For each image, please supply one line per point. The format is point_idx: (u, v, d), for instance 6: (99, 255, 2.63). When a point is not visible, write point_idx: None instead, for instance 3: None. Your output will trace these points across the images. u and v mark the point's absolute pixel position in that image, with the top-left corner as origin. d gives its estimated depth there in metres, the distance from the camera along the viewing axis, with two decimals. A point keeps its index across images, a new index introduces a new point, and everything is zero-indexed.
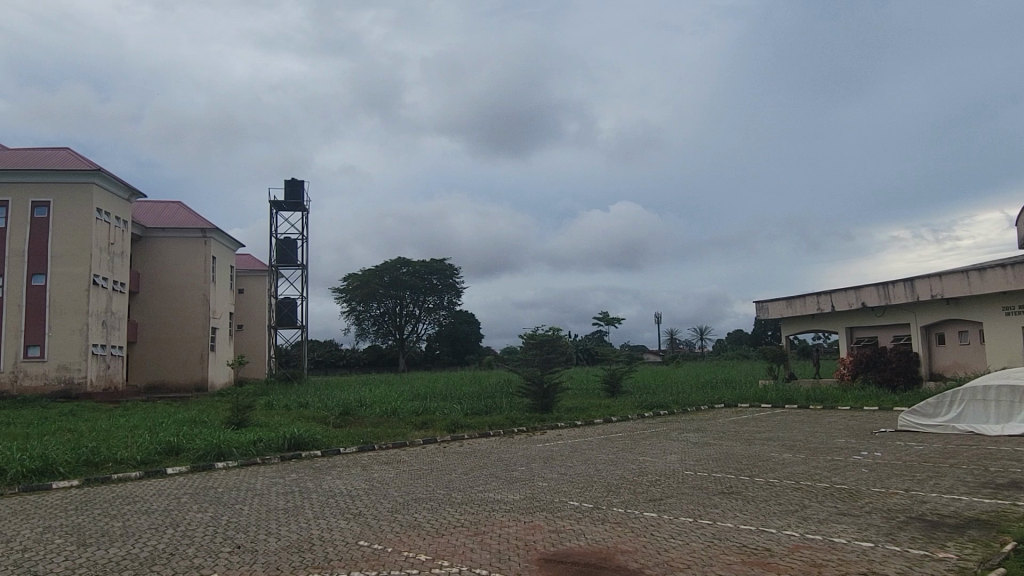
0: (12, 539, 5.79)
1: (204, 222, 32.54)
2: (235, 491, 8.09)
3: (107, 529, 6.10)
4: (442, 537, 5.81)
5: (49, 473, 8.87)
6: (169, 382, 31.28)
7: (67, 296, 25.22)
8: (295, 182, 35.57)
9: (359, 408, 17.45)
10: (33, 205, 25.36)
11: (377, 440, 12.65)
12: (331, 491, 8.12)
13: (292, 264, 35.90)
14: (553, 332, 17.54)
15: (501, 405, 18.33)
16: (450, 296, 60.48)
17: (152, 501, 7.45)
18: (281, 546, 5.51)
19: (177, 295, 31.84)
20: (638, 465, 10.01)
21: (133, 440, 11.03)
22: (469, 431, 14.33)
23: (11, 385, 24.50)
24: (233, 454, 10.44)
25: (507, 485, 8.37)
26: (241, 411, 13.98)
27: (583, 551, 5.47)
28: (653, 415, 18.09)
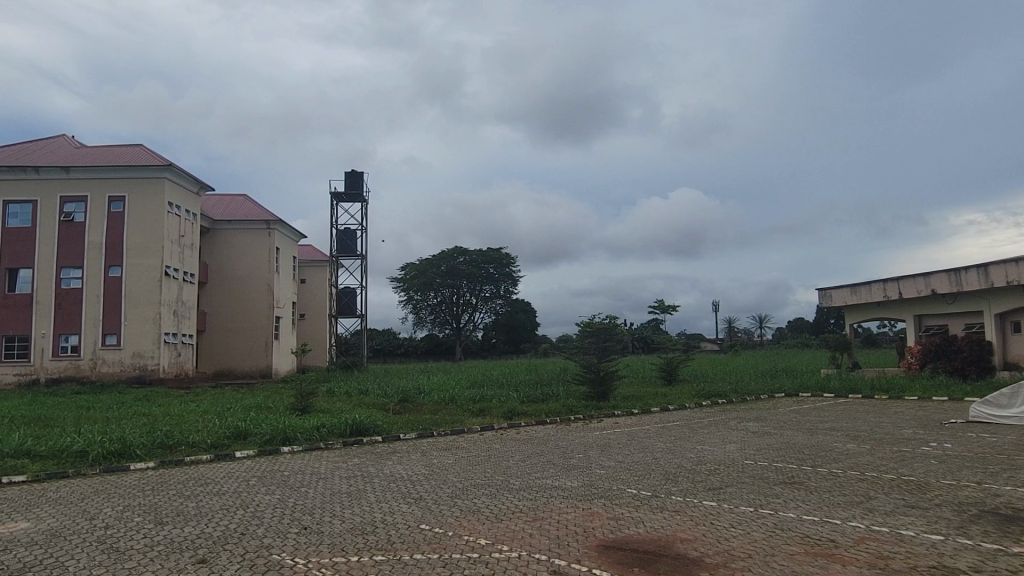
0: (96, 516, 6.14)
1: (268, 214, 33.51)
2: (301, 474, 8.35)
3: (182, 509, 6.40)
4: (502, 522, 5.89)
5: (128, 455, 9.32)
6: (235, 369, 32.28)
7: (140, 287, 26.29)
8: (354, 174, 36.18)
9: (418, 395, 17.77)
10: (109, 200, 26.48)
11: (436, 426, 12.85)
12: (393, 475, 8.31)
13: (352, 255, 36.55)
14: (610, 320, 17.44)
15: (558, 393, 18.36)
16: (507, 285, 60.60)
17: (222, 483, 7.74)
18: (346, 528, 5.66)
19: (242, 286, 32.84)
20: (697, 453, 9.91)
21: (204, 425, 11.48)
22: (527, 418, 14.44)
23: (90, 371, 25.76)
24: (298, 439, 10.78)
25: (565, 472, 8.39)
26: (305, 396, 14.39)
27: (643, 539, 5.47)
28: (711, 403, 17.86)
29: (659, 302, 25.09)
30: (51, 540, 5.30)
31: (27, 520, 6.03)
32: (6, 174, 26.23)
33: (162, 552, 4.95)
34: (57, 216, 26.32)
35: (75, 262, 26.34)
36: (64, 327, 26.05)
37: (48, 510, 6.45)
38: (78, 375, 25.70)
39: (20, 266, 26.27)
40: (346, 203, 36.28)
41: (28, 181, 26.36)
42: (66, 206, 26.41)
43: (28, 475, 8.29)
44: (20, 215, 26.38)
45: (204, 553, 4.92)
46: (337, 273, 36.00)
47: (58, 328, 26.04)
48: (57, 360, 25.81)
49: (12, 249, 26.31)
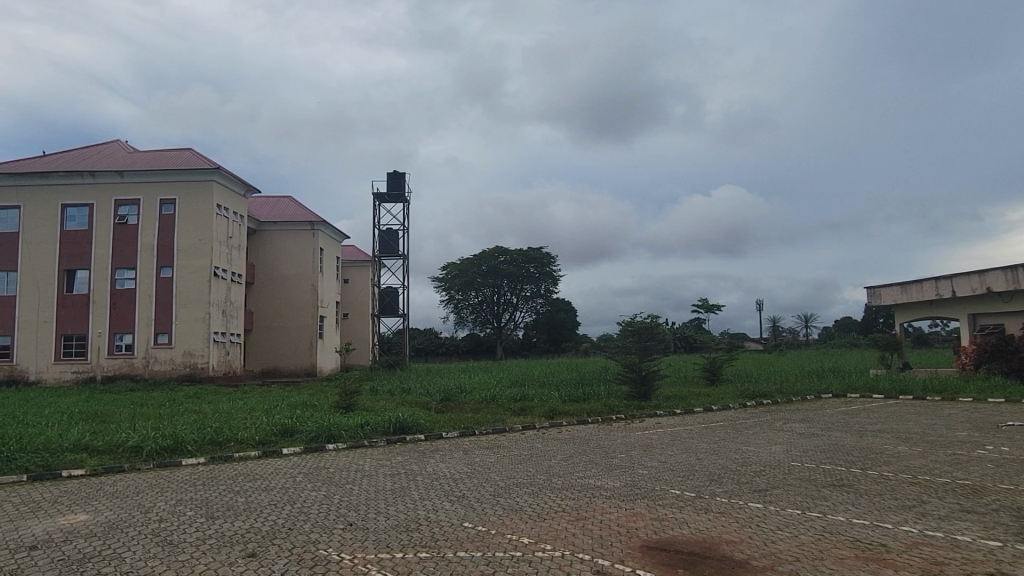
0: (150, 510, 6.34)
1: (312, 215, 34.09)
2: (346, 471, 8.49)
3: (231, 504, 6.57)
4: (545, 521, 5.90)
5: (180, 451, 9.59)
6: (281, 368, 32.88)
7: (190, 287, 26.99)
8: (396, 174, 36.55)
9: (460, 393, 17.87)
10: (160, 203, 27.23)
11: (477, 425, 12.90)
12: (435, 473, 8.37)
13: (394, 254, 36.93)
14: (651, 319, 17.27)
15: (599, 393, 18.25)
16: (547, 284, 60.43)
17: (270, 479, 7.92)
18: (390, 525, 5.73)
19: (287, 286, 33.45)
20: (741, 455, 9.76)
21: (252, 422, 11.73)
22: (568, 418, 14.40)
23: (143, 369, 26.53)
24: (342, 436, 10.95)
25: (607, 472, 8.34)
26: (349, 395, 14.60)
27: (687, 540, 5.41)
28: (756, 404, 17.57)
29: (703, 301, 24.73)
30: (110, 532, 5.49)
31: (87, 513, 6.25)
32: (64, 179, 27.19)
33: (214, 546, 5.08)
34: (112, 219, 27.17)
35: (128, 263, 27.17)
36: (119, 326, 26.88)
37: (106, 503, 6.67)
38: (132, 372, 26.51)
39: (76, 267, 27.18)
40: (388, 203, 36.66)
41: (85, 185, 27.29)
42: (120, 209, 27.26)
43: (87, 469, 8.58)
44: (77, 217, 27.31)
45: (253, 547, 5.03)
46: (379, 273, 36.41)
47: (113, 327, 26.89)
48: (113, 358, 26.65)
49: (69, 251, 27.24)
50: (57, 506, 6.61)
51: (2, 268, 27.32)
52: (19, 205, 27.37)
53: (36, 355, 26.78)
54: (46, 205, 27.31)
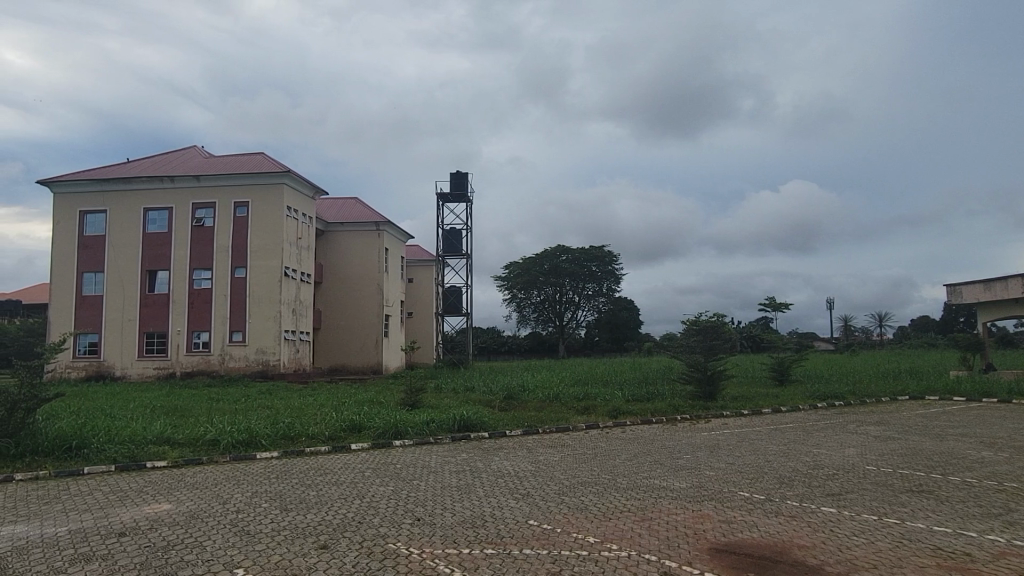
0: (228, 501, 6.59)
1: (378, 216, 34.77)
2: (412, 467, 8.63)
3: (304, 496, 6.77)
4: (610, 521, 5.86)
5: (254, 445, 9.91)
6: (348, 366, 33.60)
7: (261, 287, 27.89)
8: (460, 174, 36.90)
9: (523, 392, 17.93)
10: (234, 205, 28.23)
11: (540, 424, 12.92)
12: (500, 471, 8.44)
13: (457, 254, 37.29)
14: (717, 318, 16.94)
15: (664, 393, 18.01)
16: (610, 283, 59.87)
17: (340, 474, 8.12)
18: (456, 520, 5.80)
19: (354, 286, 34.20)
20: (813, 457, 9.50)
21: (321, 418, 12.04)
22: (631, 417, 14.30)
23: (219, 365, 27.57)
24: (408, 433, 11.13)
25: (673, 473, 8.23)
26: (414, 392, 14.84)
27: (757, 543, 5.30)
28: (827, 405, 17.04)
29: (772, 299, 24.04)
30: (190, 521, 5.73)
31: (169, 503, 6.53)
32: (146, 184, 28.47)
33: (288, 537, 5.24)
34: (190, 221, 28.32)
35: (205, 264, 28.26)
36: (196, 324, 28.01)
37: (187, 494, 6.96)
38: (209, 369, 27.57)
39: (157, 267, 28.44)
40: (452, 204, 37.05)
41: (165, 189, 28.52)
42: (197, 212, 28.39)
43: (168, 461, 8.97)
44: (157, 221, 28.57)
45: (325, 539, 5.17)
46: (443, 272, 36.82)
47: (191, 325, 28.03)
48: (191, 355, 27.78)
49: (150, 252, 28.50)
50: (143, 495, 6.94)
51: (90, 269, 28.82)
52: (105, 210, 28.81)
53: (121, 352, 28.13)
54: (130, 209, 28.66)
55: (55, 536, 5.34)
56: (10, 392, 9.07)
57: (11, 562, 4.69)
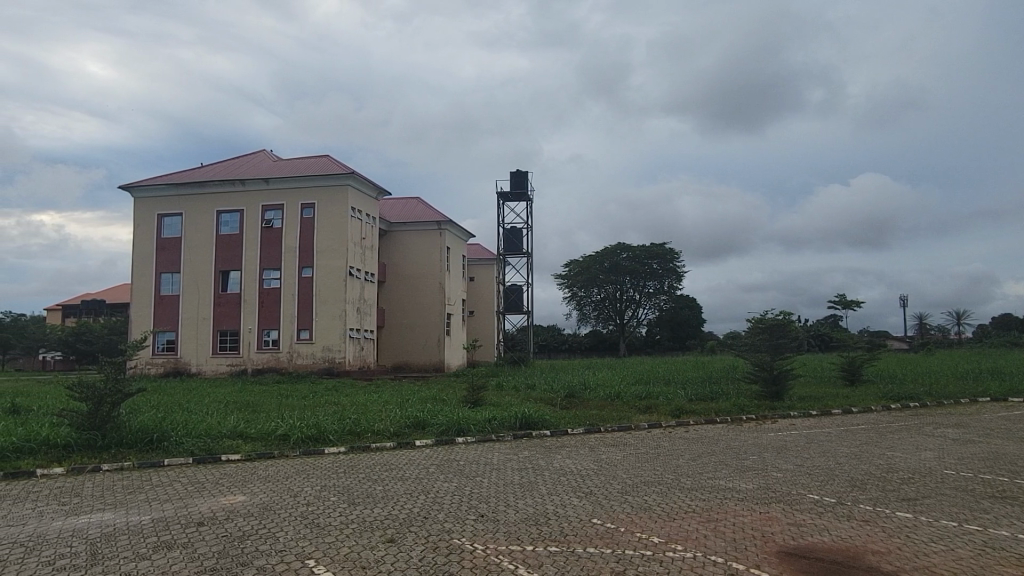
0: (299, 493, 6.80)
1: (439, 215, 35.19)
2: (475, 464, 8.71)
3: (370, 491, 6.92)
4: (674, 521, 5.79)
5: (323, 440, 10.18)
6: (411, 363, 34.12)
7: (327, 286, 28.58)
8: (520, 173, 37.00)
9: (584, 391, 17.84)
10: (301, 207, 29.01)
11: (603, 423, 12.83)
12: (561, 469, 8.44)
13: (517, 253, 37.40)
14: (784, 316, 16.51)
15: (728, 392, 17.64)
16: (671, 281, 58.94)
17: (404, 470, 8.26)
18: (520, 518, 5.83)
19: (416, 285, 34.70)
20: (886, 460, 9.17)
21: (386, 414, 12.26)
22: (695, 417, 14.08)
23: (287, 362, 28.39)
24: (471, 430, 11.23)
25: (739, 474, 8.07)
26: (476, 390, 14.95)
27: (828, 548, 5.15)
28: (901, 407, 16.41)
29: (842, 296, 23.19)
30: (263, 513, 5.93)
31: (243, 494, 6.78)
32: (218, 187, 29.53)
33: (356, 531, 5.36)
34: (260, 223, 29.25)
35: (274, 264, 29.14)
36: (266, 323, 28.92)
37: (260, 487, 7.20)
38: (278, 366, 28.43)
39: (229, 268, 29.47)
40: (512, 203, 37.17)
41: (236, 192, 29.52)
42: (266, 214, 29.29)
43: (242, 455, 9.30)
44: (229, 223, 29.60)
45: (392, 533, 5.27)
46: (503, 271, 37.00)
47: (261, 324, 28.95)
48: (261, 353, 28.69)
49: (222, 253, 29.54)
50: (218, 487, 7.22)
51: (168, 270, 30.07)
52: (181, 213, 30.02)
53: (196, 350, 29.26)
54: (204, 212, 29.79)
55: (140, 525, 5.60)
56: (96, 387, 9.55)
57: (100, 548, 4.94)
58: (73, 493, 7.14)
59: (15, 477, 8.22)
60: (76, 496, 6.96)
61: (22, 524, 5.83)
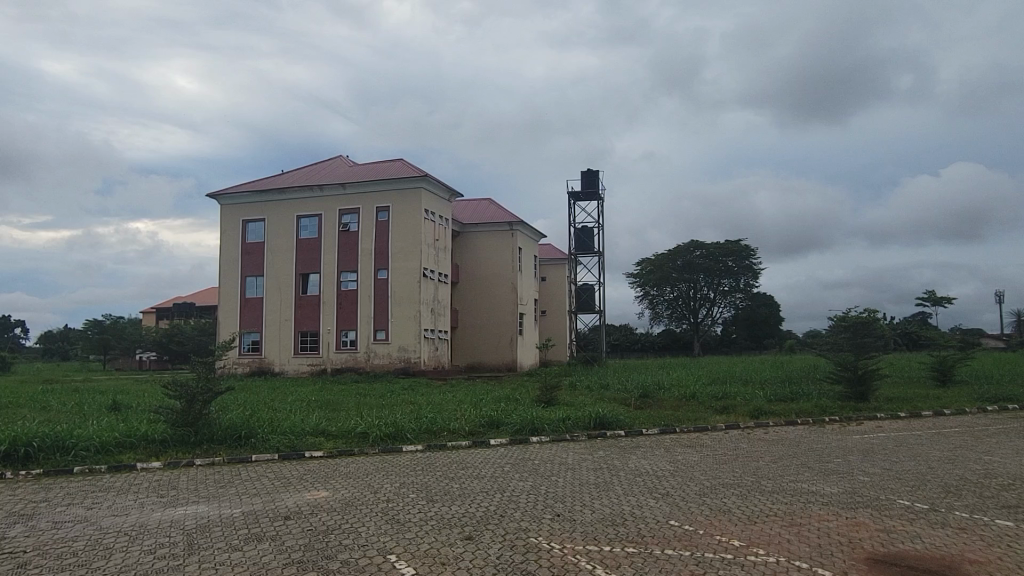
0: (379, 490, 6.97)
1: (510, 216, 35.41)
2: (550, 464, 8.73)
3: (448, 488, 7.04)
4: (756, 525, 5.65)
5: (401, 438, 10.40)
6: (484, 363, 34.44)
7: (402, 287, 29.16)
8: (591, 173, 36.82)
9: (659, 390, 17.62)
10: (376, 210, 29.69)
11: (679, 423, 12.64)
12: (637, 469, 8.35)
13: (589, 252, 37.24)
14: (869, 314, 15.91)
15: (810, 393, 17.07)
16: (748, 279, 57.38)
17: (480, 468, 8.37)
18: (597, 518, 5.80)
19: (488, 285, 35.00)
20: (985, 465, 8.67)
21: (461, 413, 12.41)
22: (775, 418, 13.70)
23: (365, 362, 29.10)
24: (545, 430, 11.25)
25: (823, 477, 7.80)
26: (550, 389, 14.96)
27: (920, 555, 4.93)
28: (999, 409, 15.50)
29: (932, 292, 22.10)
30: (346, 508, 6.11)
31: (327, 490, 7.00)
32: (299, 193, 30.54)
33: (436, 527, 5.46)
34: (337, 227, 30.09)
35: (351, 267, 29.92)
36: (344, 323, 29.75)
37: (343, 483, 7.42)
38: (357, 366, 29.18)
39: (309, 271, 30.44)
40: (583, 202, 37.02)
41: (315, 197, 30.46)
42: (344, 218, 30.12)
43: (324, 451, 9.60)
44: (309, 227, 30.57)
45: (470, 531, 5.34)
46: (575, 271, 36.91)
47: (339, 325, 29.79)
48: (340, 353, 29.52)
49: (302, 257, 30.55)
50: (303, 482, 7.48)
51: (252, 274, 31.27)
52: (264, 218, 31.19)
53: (279, 350, 30.35)
54: (285, 217, 30.85)
55: (231, 517, 5.86)
56: (189, 386, 10.02)
57: (196, 538, 5.19)
58: (170, 486, 7.53)
59: (118, 470, 8.72)
60: (173, 489, 7.36)
61: (126, 514, 6.19)
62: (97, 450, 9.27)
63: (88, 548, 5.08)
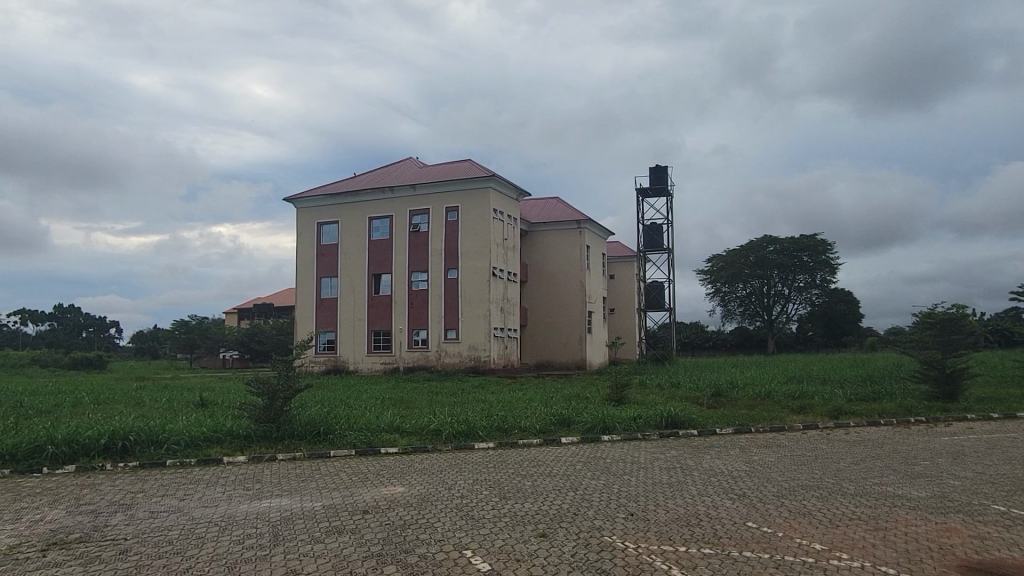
0: (452, 486, 7.06)
1: (578, 215, 35.28)
2: (621, 463, 8.66)
3: (520, 486, 7.08)
4: (838, 528, 5.47)
5: (473, 436, 10.51)
6: (554, 362, 34.44)
7: (472, 287, 29.46)
8: (659, 168, 36.33)
9: (732, 389, 17.20)
10: (446, 210, 30.06)
11: (754, 423, 12.34)
12: (712, 469, 8.19)
13: (658, 249, 36.77)
14: (958, 310, 15.17)
15: (894, 392, 16.38)
16: (825, 274, 55.38)
17: (552, 466, 8.36)
18: (671, 518, 5.73)
19: (556, 284, 34.95)
20: None
21: (532, 411, 12.47)
22: (856, 418, 13.21)
23: (436, 361, 29.53)
24: (617, 428, 11.18)
25: (910, 481, 7.46)
26: (620, 388, 14.84)
27: (1019, 565, 4.67)
28: None
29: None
30: (422, 503, 6.23)
31: (402, 486, 7.15)
32: (371, 195, 31.23)
33: (510, 524, 5.50)
34: (408, 228, 30.63)
35: (421, 267, 30.41)
36: (416, 323, 30.26)
37: (417, 479, 7.57)
38: (428, 365, 29.64)
39: (381, 271, 31.07)
40: (652, 199, 36.56)
41: (386, 199, 31.07)
42: (414, 218, 30.63)
43: (399, 448, 9.79)
44: (380, 228, 31.21)
45: (544, 528, 5.36)
46: (644, 268, 36.48)
47: (410, 324, 30.33)
48: (412, 352, 30.04)
49: (375, 258, 31.21)
50: (380, 478, 7.67)
51: (327, 274, 32.14)
52: (338, 220, 32.01)
53: (353, 348, 31.11)
54: (358, 219, 31.59)
55: (312, 510, 6.05)
56: (271, 383, 10.40)
57: (281, 530, 5.39)
58: (255, 480, 7.83)
59: (205, 464, 9.12)
60: (257, 483, 7.65)
61: (215, 506, 6.47)
62: (187, 444, 9.71)
63: (182, 537, 5.33)
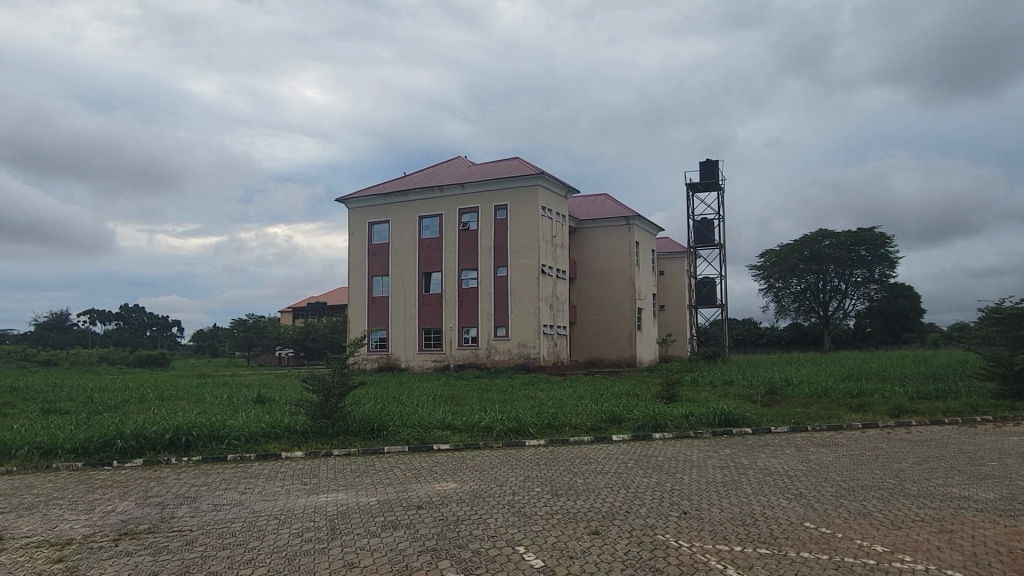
0: (504, 484, 7.09)
1: (627, 211, 35.01)
2: (674, 461, 8.56)
3: (572, 483, 7.07)
4: (901, 530, 5.32)
5: (524, 433, 10.54)
6: (603, 359, 34.27)
7: (521, 284, 29.52)
8: (710, 163, 35.76)
9: (788, 387, 16.85)
10: (495, 209, 30.18)
11: (811, 421, 12.06)
12: (767, 469, 8.04)
13: (709, 245, 36.23)
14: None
15: (958, 390, 15.80)
16: (884, 268, 53.67)
17: (605, 464, 8.32)
18: (726, 517, 5.65)
19: (605, 281, 34.74)
20: None
21: (582, 409, 12.43)
22: (917, 416, 12.78)
23: (486, 358, 29.69)
24: (669, 426, 11.07)
25: (977, 482, 7.17)
26: (671, 386, 14.68)
27: None
28: None
29: None
30: (474, 499, 6.28)
31: (455, 482, 7.21)
32: (421, 195, 31.56)
33: (562, 521, 5.51)
34: (458, 227, 30.85)
35: (471, 265, 30.60)
36: (465, 320, 30.47)
37: (470, 475, 7.62)
38: (478, 362, 29.83)
39: (431, 270, 31.39)
40: (703, 193, 36.03)
41: (436, 198, 31.35)
42: (464, 217, 30.83)
43: (451, 444, 9.88)
44: (430, 227, 31.52)
45: (596, 525, 5.35)
46: (694, 264, 35.98)
47: (460, 322, 30.55)
48: (462, 349, 30.27)
49: (425, 257, 31.53)
50: (433, 474, 7.75)
51: (378, 273, 32.61)
52: (389, 220, 32.44)
53: (404, 346, 31.51)
54: (407, 219, 31.97)
55: (367, 505, 6.15)
56: (326, 380, 10.63)
57: (337, 524, 5.50)
58: (313, 475, 8.00)
59: (265, 458, 9.37)
60: (314, 478, 7.82)
61: (274, 500, 6.63)
62: (247, 440, 9.98)
63: (244, 530, 5.49)
